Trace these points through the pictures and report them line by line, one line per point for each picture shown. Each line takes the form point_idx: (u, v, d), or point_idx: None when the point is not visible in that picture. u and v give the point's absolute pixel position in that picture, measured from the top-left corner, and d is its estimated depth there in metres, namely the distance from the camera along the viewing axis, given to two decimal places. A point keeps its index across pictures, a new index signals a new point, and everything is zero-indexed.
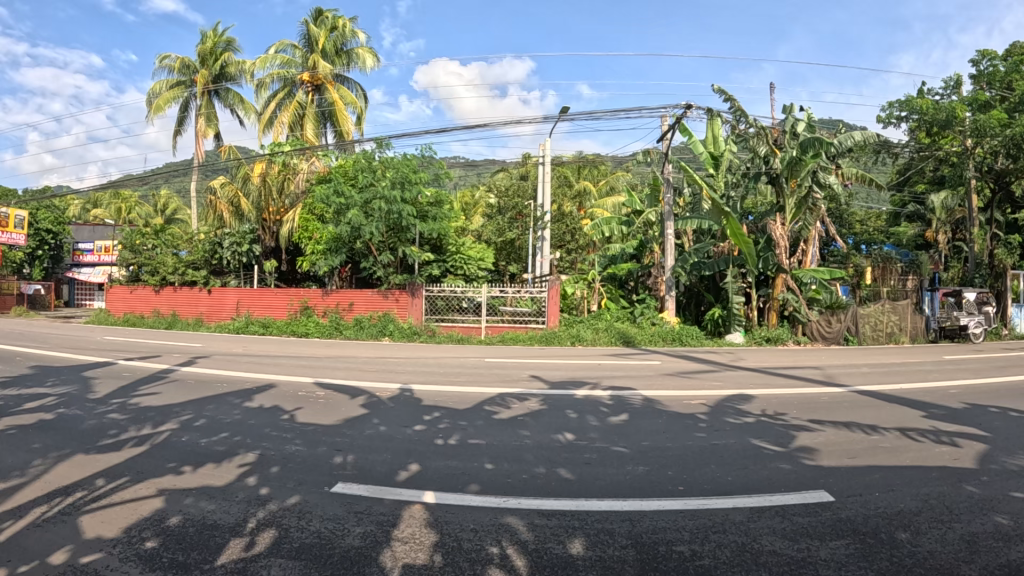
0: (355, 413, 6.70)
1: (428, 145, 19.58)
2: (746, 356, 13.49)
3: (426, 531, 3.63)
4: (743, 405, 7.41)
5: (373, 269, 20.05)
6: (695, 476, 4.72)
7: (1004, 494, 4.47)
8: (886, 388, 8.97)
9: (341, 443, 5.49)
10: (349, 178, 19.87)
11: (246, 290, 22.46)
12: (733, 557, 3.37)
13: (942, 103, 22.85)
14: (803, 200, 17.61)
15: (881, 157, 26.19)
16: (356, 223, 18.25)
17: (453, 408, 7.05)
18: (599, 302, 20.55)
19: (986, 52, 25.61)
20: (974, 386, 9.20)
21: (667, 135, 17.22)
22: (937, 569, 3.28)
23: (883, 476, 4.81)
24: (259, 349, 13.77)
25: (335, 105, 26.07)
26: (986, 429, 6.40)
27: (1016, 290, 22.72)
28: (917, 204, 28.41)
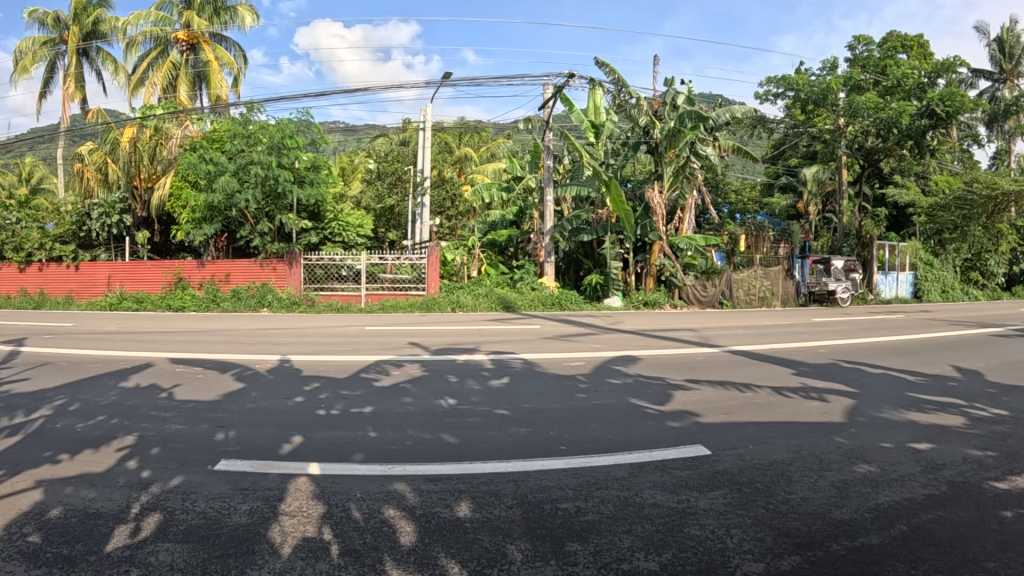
0: (236, 387, 6.49)
1: (307, 110, 19.06)
2: (623, 319, 14.01)
3: (314, 503, 3.58)
4: (622, 367, 7.70)
5: (249, 238, 19.24)
6: (577, 436, 4.87)
7: (871, 444, 4.85)
8: (758, 348, 9.55)
9: (224, 419, 5.30)
10: (222, 142, 18.99)
11: (118, 263, 21.11)
12: (617, 511, 3.52)
13: (817, 82, 24.22)
14: (681, 169, 18.43)
15: (758, 131, 27.63)
16: (229, 190, 17.60)
17: (333, 377, 6.99)
18: (479, 269, 20.58)
19: (863, 38, 27.28)
20: (836, 345, 9.96)
21: (548, 102, 17.41)
22: (810, 513, 3.54)
23: (757, 430, 5.12)
24: (138, 326, 13.00)
25: (211, 65, 24.77)
26: (852, 385, 6.94)
27: (880, 258, 24.61)
28: (790, 177, 30.09)
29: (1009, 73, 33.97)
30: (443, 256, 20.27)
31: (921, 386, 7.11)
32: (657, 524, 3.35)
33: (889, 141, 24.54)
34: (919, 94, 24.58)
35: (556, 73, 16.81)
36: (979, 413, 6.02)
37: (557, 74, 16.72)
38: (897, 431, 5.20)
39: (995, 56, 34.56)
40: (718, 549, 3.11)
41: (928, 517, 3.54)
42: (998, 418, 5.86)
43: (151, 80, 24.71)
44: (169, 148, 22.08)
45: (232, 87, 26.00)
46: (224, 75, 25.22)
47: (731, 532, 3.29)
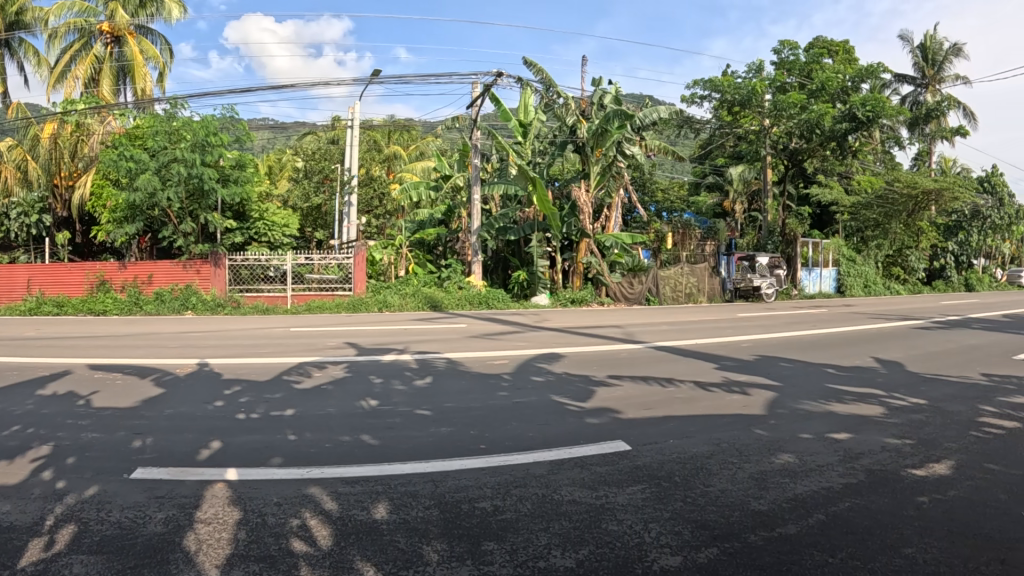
0: (156, 393, 6.30)
1: (232, 107, 18.72)
2: (549, 317, 14.15)
3: (230, 510, 3.49)
4: (547, 364, 7.76)
5: (172, 238, 18.79)
6: (499, 434, 4.89)
7: (790, 435, 5.02)
8: (682, 343, 9.78)
9: (142, 425, 5.13)
10: (143, 139, 18.35)
11: (38, 265, 19.80)
12: (535, 509, 3.54)
13: (742, 85, 24.88)
14: (608, 168, 18.73)
15: (685, 131, 28.23)
16: (149, 189, 17.02)
17: (254, 380, 6.84)
18: (407, 269, 20.56)
19: (788, 43, 28.08)
20: (759, 340, 10.27)
21: (477, 101, 17.41)
22: (728, 505, 3.63)
23: (678, 424, 5.23)
24: (58, 331, 12.47)
25: (135, 59, 23.95)
26: (773, 379, 7.17)
27: (805, 255, 25.94)
28: (716, 176, 30.30)
29: (930, 78, 35.57)
30: (369, 254, 19.88)
31: (839, 377, 7.39)
32: (575, 521, 3.39)
33: (812, 142, 25.44)
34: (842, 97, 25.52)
35: (485, 72, 16.82)
36: (894, 402, 6.29)
37: (486, 73, 16.74)
38: (816, 422, 5.39)
39: (917, 62, 36.08)
40: (635, 543, 3.17)
41: (844, 506, 3.68)
42: (912, 407, 6.14)
43: (73, 73, 23.78)
44: (90, 145, 20.96)
45: (157, 82, 25.22)
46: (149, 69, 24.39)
47: (649, 526, 3.36)
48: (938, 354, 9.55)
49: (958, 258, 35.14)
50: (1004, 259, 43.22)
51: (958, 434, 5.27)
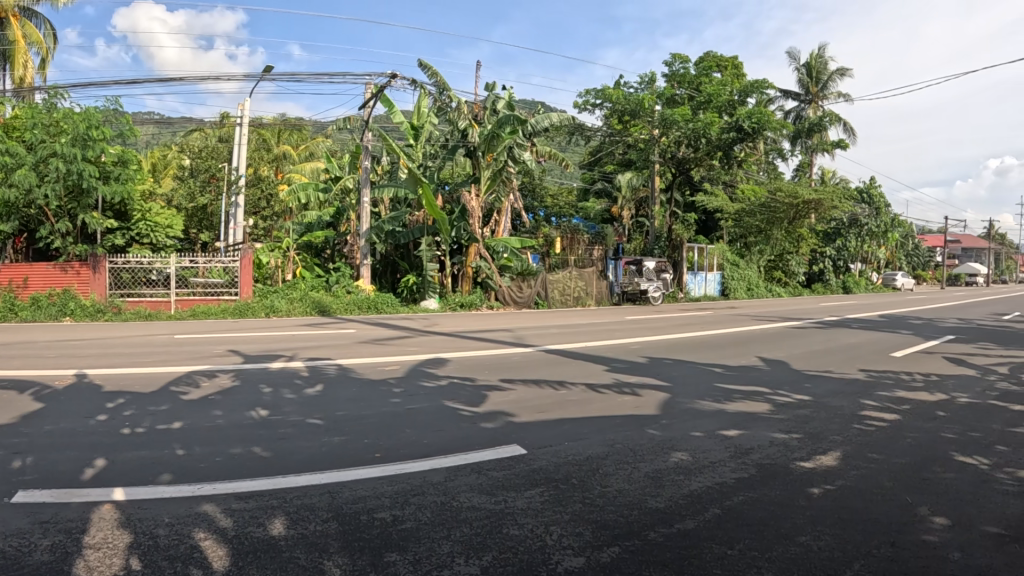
0: (32, 408, 5.86)
1: (116, 99, 17.85)
2: (440, 321, 14.17)
3: (119, 533, 3.30)
4: (438, 369, 7.75)
5: (48, 239, 17.60)
6: (394, 442, 4.84)
7: (681, 434, 5.21)
8: (573, 346, 10.00)
9: (16, 444, 4.76)
10: (21, 131, 17.43)
11: None
12: (435, 517, 3.52)
13: (631, 96, 25.72)
14: (498, 173, 18.84)
15: (577, 138, 28.83)
16: (25, 185, 15.94)
17: (137, 392, 6.48)
18: (294, 272, 20.04)
19: (679, 56, 29.19)
20: (648, 342, 10.61)
21: (369, 102, 17.27)
22: (626, 505, 3.73)
23: (571, 426, 5.34)
24: None
25: (20, 44, 22.26)
26: (662, 379, 7.43)
27: (689, 259, 26.73)
28: (605, 183, 31.57)
29: (813, 95, 37.73)
30: (256, 258, 19.41)
31: (726, 376, 7.74)
32: (476, 528, 3.40)
33: (699, 151, 26.76)
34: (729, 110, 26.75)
35: (379, 73, 16.74)
36: (780, 399, 6.65)
37: (381, 74, 16.68)
38: (706, 420, 5.62)
39: (802, 79, 38.22)
40: (538, 547, 3.20)
41: (738, 500, 3.85)
42: (796, 403, 6.49)
43: None
44: None
45: (39, 69, 23.58)
46: (30, 56, 22.83)
47: (549, 529, 3.40)
48: (813, 352, 10.18)
49: (837, 262, 37.41)
50: (877, 265, 46.33)
51: (840, 428, 5.61)
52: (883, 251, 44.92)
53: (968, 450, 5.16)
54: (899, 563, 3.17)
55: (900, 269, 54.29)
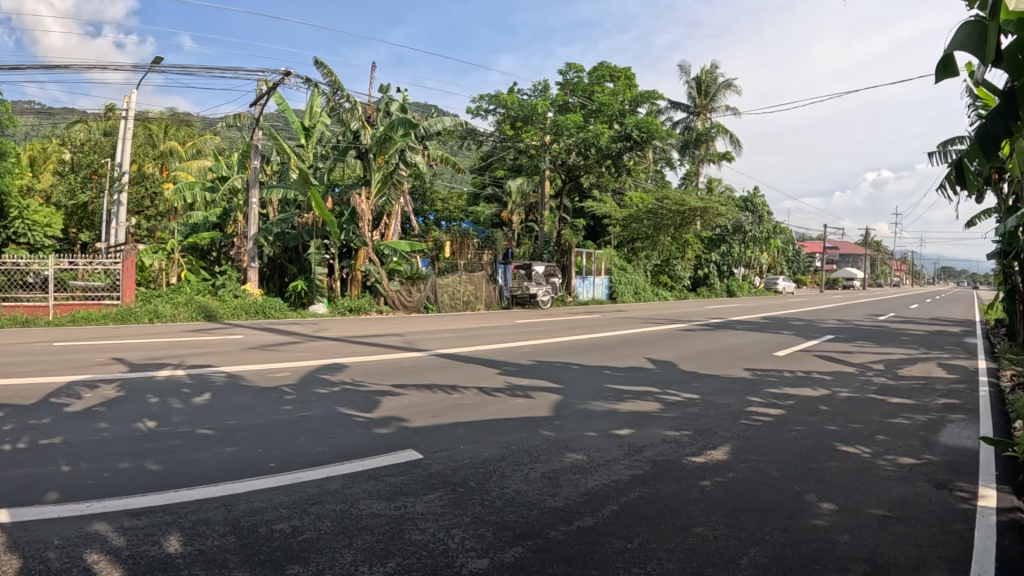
0: None
1: None
2: (329, 326, 13.93)
3: (4, 558, 3.08)
4: (331, 376, 7.60)
5: None
6: (288, 451, 4.73)
7: (575, 434, 5.35)
8: (465, 350, 10.06)
9: None
10: None
11: None
12: (335, 526, 3.48)
13: (525, 102, 25.91)
14: (389, 176, 18.88)
15: (468, 142, 28.77)
16: None
17: (10, 405, 6.04)
18: (178, 276, 19.12)
19: (573, 65, 29.44)
20: (540, 345, 10.76)
21: (261, 99, 16.78)
22: (525, 505, 3.80)
23: (466, 430, 5.38)
24: None
25: None
26: (553, 381, 7.60)
27: (579, 264, 27.56)
28: (496, 188, 31.01)
29: (702, 107, 39.32)
30: (138, 261, 18.24)
31: (616, 377, 7.99)
32: (377, 534, 3.38)
33: (589, 159, 27.14)
34: (619, 118, 27.58)
35: (272, 70, 16.28)
36: (671, 398, 6.92)
37: (273, 72, 16.22)
38: (599, 420, 5.79)
39: (692, 92, 39.76)
40: (440, 551, 3.21)
41: (634, 495, 4.00)
42: (685, 402, 6.78)
43: None
44: None
45: None
46: None
47: (451, 532, 3.42)
48: (697, 352, 10.65)
49: (720, 266, 39.12)
50: (760, 270, 48.75)
51: (730, 424, 5.90)
52: (765, 257, 47.34)
53: (848, 440, 5.55)
54: (792, 546, 3.39)
55: (779, 275, 57.43)
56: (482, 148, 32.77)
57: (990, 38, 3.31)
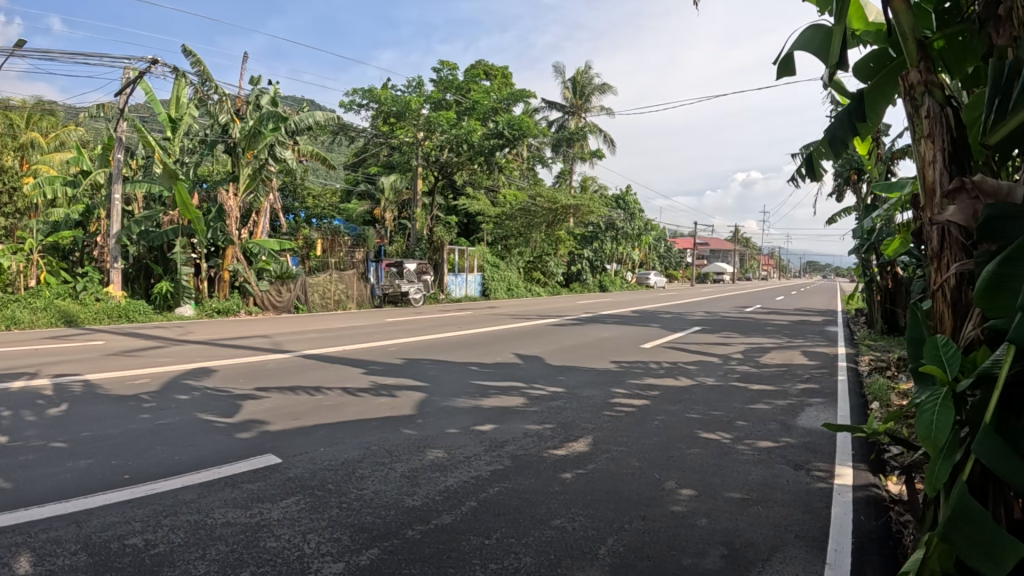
0: None
1: None
2: (196, 330, 13.35)
3: None
4: (194, 381, 7.30)
5: None
6: (146, 461, 4.51)
7: (437, 432, 5.45)
8: (332, 350, 9.93)
9: None
10: None
11: None
12: (190, 537, 3.34)
13: (400, 97, 25.07)
14: (258, 171, 18.59)
15: (340, 138, 28.00)
16: None
17: None
18: (37, 278, 17.95)
19: (446, 63, 28.63)
20: (407, 343, 10.76)
21: (127, 89, 15.85)
22: (383, 506, 3.83)
23: (328, 432, 5.34)
24: None
25: None
26: (419, 379, 7.66)
27: (451, 261, 27.46)
28: (368, 185, 30.73)
29: (577, 107, 40.31)
30: None
31: (484, 374, 8.14)
32: (233, 543, 3.28)
33: (462, 156, 27.02)
34: (493, 116, 27.89)
35: (139, 58, 15.48)
36: (535, 392, 7.13)
37: (140, 59, 15.44)
38: (461, 418, 5.91)
39: (567, 92, 40.59)
40: (297, 556, 3.17)
41: (491, 491, 4.13)
42: (549, 395, 7.00)
43: None
44: None
45: None
46: None
47: (308, 537, 3.38)
48: (564, 347, 10.97)
49: (594, 263, 40.16)
50: (632, 266, 50.43)
51: (592, 415, 6.14)
52: (637, 252, 49.11)
53: (709, 427, 5.87)
54: (650, 534, 3.57)
55: (652, 268, 59.47)
56: (356, 145, 32.14)
57: (831, 46, 3.31)
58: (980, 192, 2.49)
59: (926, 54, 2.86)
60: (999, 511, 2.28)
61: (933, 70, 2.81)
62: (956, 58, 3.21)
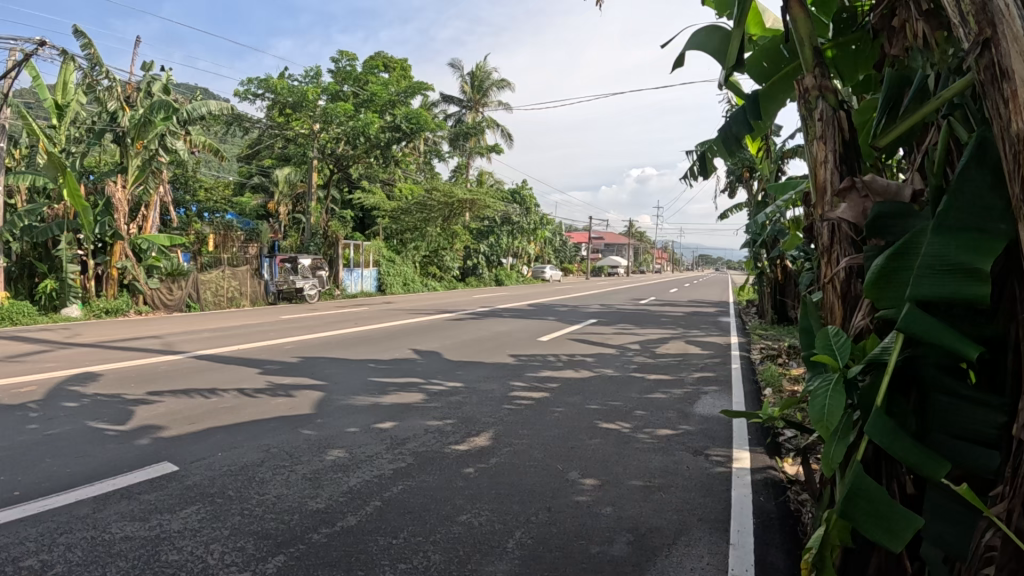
0: None
1: None
2: (83, 331, 12.52)
3: None
4: (79, 387, 6.82)
5: None
6: (30, 476, 4.18)
7: (337, 431, 5.35)
8: (225, 350, 9.54)
9: None
10: None
11: None
12: (87, 556, 3.13)
13: (296, 88, 24.61)
14: (148, 163, 17.62)
15: (234, 128, 26.89)
16: None
17: None
18: None
19: (345, 53, 27.87)
20: (303, 342, 10.46)
21: (11, 72, 14.60)
22: (286, 510, 3.72)
23: (226, 435, 5.13)
24: None
25: None
26: (317, 378, 7.48)
27: (345, 256, 26.98)
28: (262, 177, 29.63)
29: (475, 101, 40.32)
30: None
31: (383, 371, 8.05)
32: (133, 560, 3.09)
33: (358, 148, 26.46)
34: (391, 109, 27.53)
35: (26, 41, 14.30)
36: (434, 388, 7.12)
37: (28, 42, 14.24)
38: (361, 416, 5.82)
39: (466, 87, 40.54)
40: (200, 569, 3.02)
41: (395, 490, 4.09)
42: (448, 390, 7.01)
43: None
44: None
45: None
46: None
47: (211, 547, 3.24)
48: (463, 342, 10.99)
49: (490, 257, 40.42)
50: (527, 260, 51.04)
51: (492, 410, 6.19)
52: (533, 246, 49.71)
53: (608, 417, 6.03)
54: (556, 525, 3.63)
55: (547, 262, 60.48)
56: (250, 136, 30.84)
57: (731, 48, 3.41)
58: (869, 191, 2.62)
59: (822, 60, 2.98)
60: (893, 486, 2.43)
61: (826, 76, 2.95)
62: (848, 65, 3.40)
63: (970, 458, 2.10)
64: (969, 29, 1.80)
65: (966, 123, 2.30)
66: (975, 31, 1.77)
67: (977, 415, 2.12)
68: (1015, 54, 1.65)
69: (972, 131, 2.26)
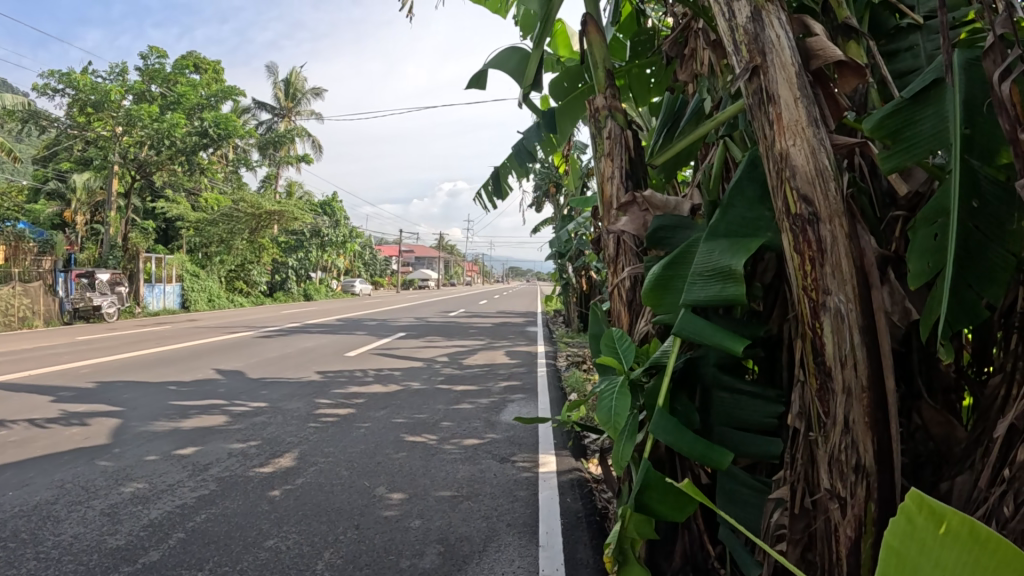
0: None
1: None
2: None
3: None
4: None
5: None
6: None
7: (136, 461, 4.94)
8: (8, 376, 8.44)
9: None
10: None
11: None
12: None
13: (99, 84, 22.04)
14: None
15: (27, 126, 24.03)
16: None
17: None
18: None
19: (154, 51, 25.80)
20: (99, 365, 9.51)
21: None
22: (86, 549, 3.40)
23: (13, 473, 4.57)
24: None
25: None
26: (115, 404, 6.85)
27: (147, 270, 25.00)
28: (58, 182, 26.72)
29: (288, 110, 39.06)
30: None
31: (184, 393, 7.52)
32: None
33: (163, 154, 24.62)
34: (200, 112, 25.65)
35: None
36: (238, 409, 6.79)
37: None
38: (161, 443, 5.41)
39: (278, 94, 39.18)
40: None
41: (201, 519, 3.86)
42: (255, 411, 6.72)
43: None
44: None
45: None
46: None
47: None
48: (273, 360, 10.58)
49: (300, 271, 39.29)
50: (338, 273, 50.19)
51: (297, 429, 6.00)
52: (343, 261, 48.96)
53: (414, 430, 6.05)
54: (366, 541, 3.60)
55: (358, 276, 59.82)
56: (46, 137, 27.87)
57: (529, 66, 3.57)
58: (649, 206, 2.82)
59: (613, 81, 3.17)
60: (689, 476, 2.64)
61: (615, 97, 3.15)
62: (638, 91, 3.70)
63: (753, 445, 2.35)
64: (740, 57, 1.98)
65: (741, 143, 2.61)
66: (744, 59, 1.97)
67: (755, 406, 2.37)
68: (782, 80, 1.88)
69: (745, 150, 2.56)
